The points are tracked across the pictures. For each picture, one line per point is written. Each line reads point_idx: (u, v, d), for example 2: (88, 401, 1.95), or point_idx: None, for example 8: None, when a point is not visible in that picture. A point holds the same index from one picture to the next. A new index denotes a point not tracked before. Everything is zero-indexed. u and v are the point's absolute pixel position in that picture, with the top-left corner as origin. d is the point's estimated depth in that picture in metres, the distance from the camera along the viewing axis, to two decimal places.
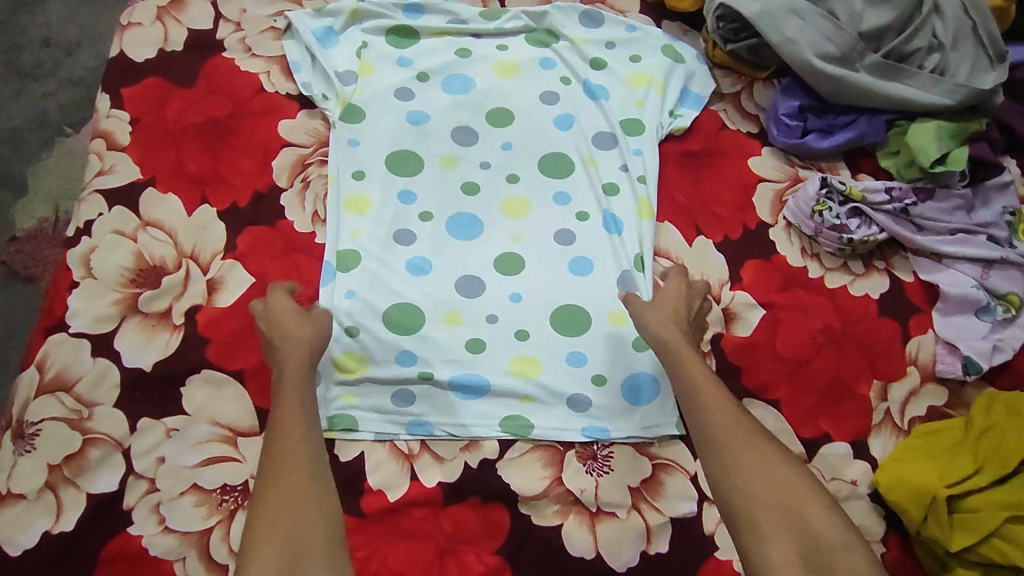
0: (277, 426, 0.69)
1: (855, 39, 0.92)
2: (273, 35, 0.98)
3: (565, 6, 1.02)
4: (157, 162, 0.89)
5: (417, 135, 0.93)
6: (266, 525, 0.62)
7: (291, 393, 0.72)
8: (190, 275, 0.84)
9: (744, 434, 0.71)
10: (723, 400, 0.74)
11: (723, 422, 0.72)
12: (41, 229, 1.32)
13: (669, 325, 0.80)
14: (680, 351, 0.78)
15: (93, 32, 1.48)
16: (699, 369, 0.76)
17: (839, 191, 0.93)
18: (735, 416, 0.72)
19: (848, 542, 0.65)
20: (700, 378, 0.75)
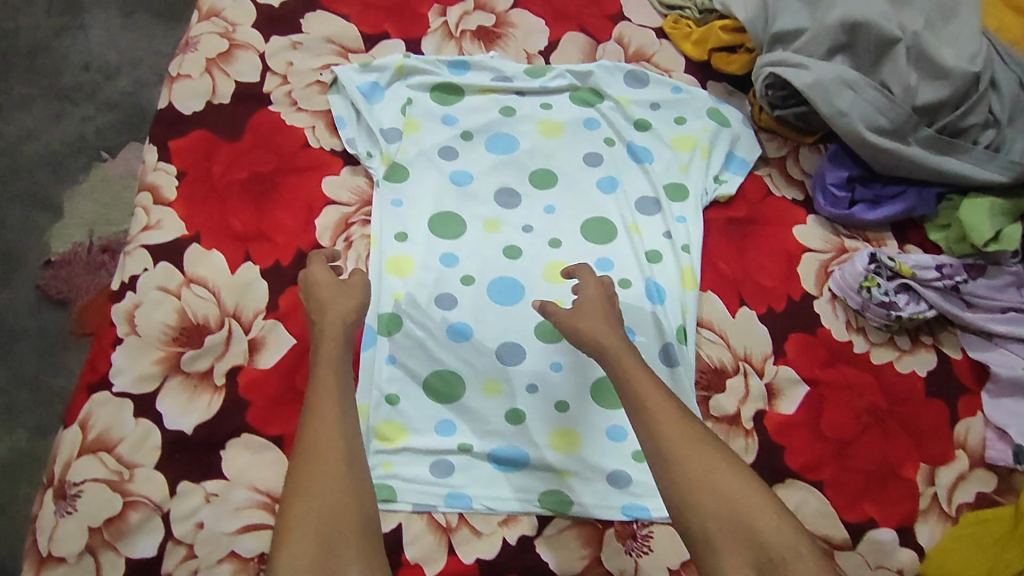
0: (314, 416, 0.68)
1: (910, 114, 0.89)
2: (318, 89, 0.98)
3: (611, 66, 1.02)
4: (201, 218, 0.89)
5: (461, 197, 0.93)
6: (300, 518, 0.62)
7: (329, 378, 0.71)
8: (233, 334, 0.84)
9: (685, 439, 0.66)
10: (665, 403, 0.69)
11: (668, 433, 0.66)
12: (76, 254, 1.30)
13: (606, 327, 0.76)
14: (623, 359, 0.73)
15: (134, 59, 1.50)
16: (640, 371, 0.71)
17: (889, 267, 0.91)
18: (677, 420, 0.67)
19: (797, 548, 0.61)
20: (644, 382, 0.70)
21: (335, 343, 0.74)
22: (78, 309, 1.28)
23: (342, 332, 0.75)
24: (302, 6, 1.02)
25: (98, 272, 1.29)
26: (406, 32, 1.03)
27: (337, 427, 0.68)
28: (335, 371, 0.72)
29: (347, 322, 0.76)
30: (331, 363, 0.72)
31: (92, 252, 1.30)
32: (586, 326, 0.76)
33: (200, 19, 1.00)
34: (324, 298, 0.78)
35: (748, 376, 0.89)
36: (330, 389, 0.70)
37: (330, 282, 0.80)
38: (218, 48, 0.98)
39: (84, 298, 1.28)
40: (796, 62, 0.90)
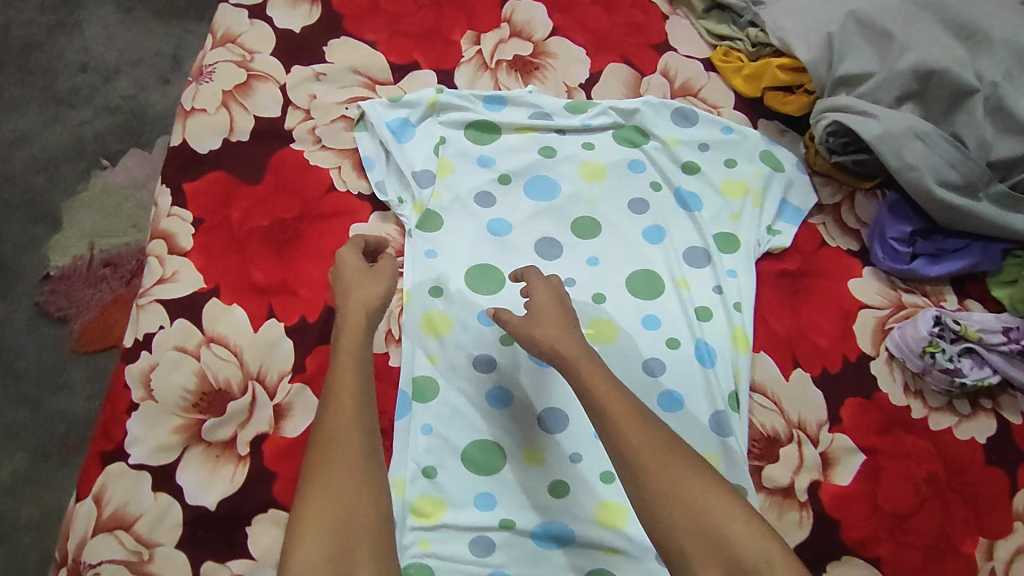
0: (331, 406, 0.63)
1: (984, 169, 0.83)
2: (344, 125, 0.91)
3: (657, 103, 0.95)
4: (221, 270, 0.82)
5: (499, 248, 0.87)
6: (314, 517, 0.58)
7: (350, 365, 0.66)
8: (257, 399, 0.78)
9: (649, 450, 0.61)
10: (630, 410, 0.63)
11: (632, 442, 0.61)
12: (76, 268, 1.22)
13: (560, 328, 0.71)
14: (582, 366, 0.67)
15: (134, 59, 1.41)
16: (600, 374, 0.66)
17: (953, 330, 0.86)
18: (643, 427, 0.62)
19: (771, 558, 0.55)
20: (605, 391, 0.65)
21: (358, 328, 0.69)
22: (79, 327, 1.19)
23: (366, 315, 0.70)
24: (326, 33, 0.95)
25: (101, 287, 1.21)
26: (437, 61, 0.96)
27: (353, 418, 0.63)
28: (357, 357, 0.67)
29: (372, 309, 0.71)
30: (352, 349, 0.67)
31: (93, 266, 1.22)
32: (548, 333, 0.70)
33: (215, 45, 0.93)
34: (350, 282, 0.73)
35: (802, 444, 0.84)
36: (350, 376, 0.66)
37: (358, 267, 0.75)
38: (236, 79, 0.91)
39: (86, 314, 1.19)
40: (864, 109, 0.85)
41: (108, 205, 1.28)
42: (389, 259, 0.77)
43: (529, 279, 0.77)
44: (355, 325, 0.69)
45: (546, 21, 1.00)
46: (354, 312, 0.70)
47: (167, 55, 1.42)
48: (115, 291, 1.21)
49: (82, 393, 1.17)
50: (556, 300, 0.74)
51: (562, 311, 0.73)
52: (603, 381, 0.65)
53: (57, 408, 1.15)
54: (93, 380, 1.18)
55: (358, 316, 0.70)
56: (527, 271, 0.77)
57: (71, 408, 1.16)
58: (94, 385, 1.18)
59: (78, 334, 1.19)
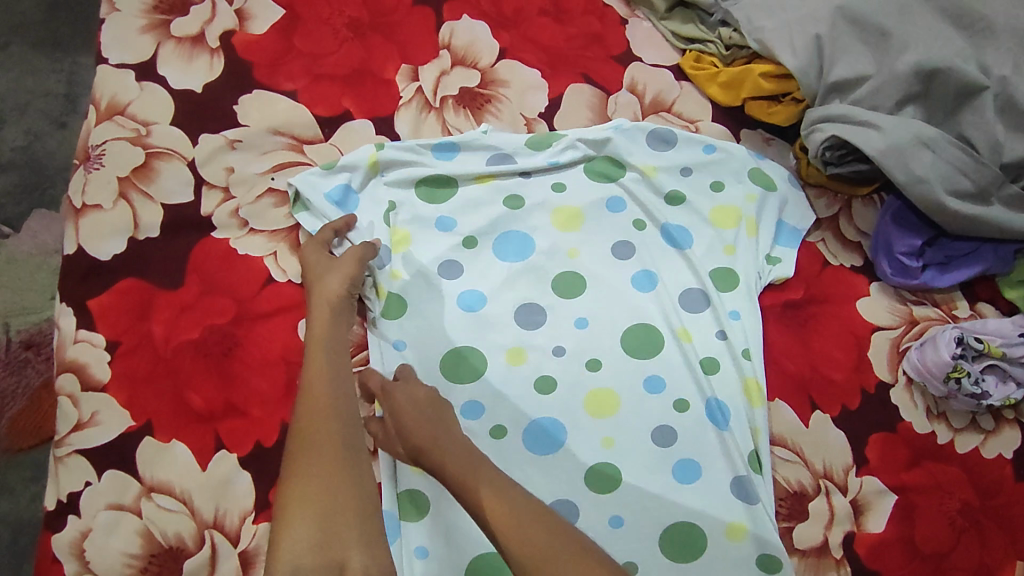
0: (306, 391, 0.63)
1: (996, 173, 0.76)
2: (273, 200, 0.77)
3: (630, 128, 0.85)
4: (150, 401, 0.69)
5: (475, 325, 0.76)
6: (299, 503, 0.57)
7: (320, 352, 0.66)
8: (218, 550, 0.66)
9: (537, 562, 0.55)
10: (513, 519, 0.57)
11: (517, 553, 0.55)
12: None
13: (427, 430, 0.64)
14: (456, 471, 0.61)
15: (18, 104, 1.08)
16: (482, 477, 0.60)
17: (975, 349, 0.79)
18: (530, 532, 0.56)
19: None
20: (486, 495, 0.59)
21: (326, 320, 0.69)
22: (5, 424, 0.89)
23: (332, 306, 0.69)
24: (234, 88, 0.80)
25: (25, 372, 0.92)
26: (370, 106, 0.82)
27: (331, 406, 0.62)
28: (328, 351, 0.67)
29: (337, 300, 0.70)
30: (322, 339, 0.67)
31: (11, 349, 0.93)
32: (416, 436, 0.64)
33: (101, 119, 0.78)
34: (314, 272, 0.72)
35: (830, 494, 0.77)
36: (321, 365, 0.65)
37: (322, 258, 0.73)
38: (132, 161, 0.76)
39: (13, 407, 0.90)
40: (863, 119, 0.76)
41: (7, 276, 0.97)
42: (355, 248, 0.74)
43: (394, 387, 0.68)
44: (321, 318, 0.69)
45: (491, 41, 0.87)
46: (318, 310, 0.69)
47: (59, 96, 1.09)
48: (44, 374, 0.93)
49: (24, 493, 0.89)
50: (422, 402, 0.67)
51: (429, 414, 0.66)
52: (495, 491, 0.59)
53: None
54: (35, 479, 0.90)
55: (324, 312, 0.69)
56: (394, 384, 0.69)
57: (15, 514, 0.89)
58: (37, 484, 0.90)
59: (5, 433, 0.89)
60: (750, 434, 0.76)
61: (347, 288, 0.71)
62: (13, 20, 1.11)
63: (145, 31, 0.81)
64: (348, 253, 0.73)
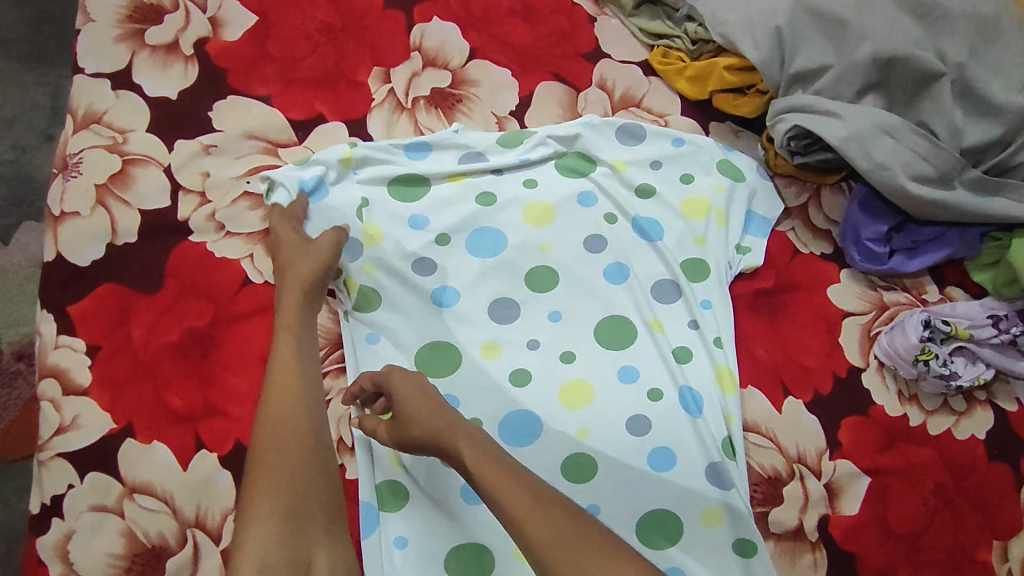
0: (274, 387, 0.66)
1: (958, 158, 0.77)
2: (249, 203, 0.79)
3: (600, 123, 0.86)
4: (131, 403, 0.71)
5: (450, 321, 0.78)
6: (266, 497, 0.60)
7: (290, 341, 0.69)
8: (199, 549, 0.68)
9: (555, 543, 0.56)
10: (529, 501, 0.59)
11: (535, 536, 0.57)
12: None
13: (428, 415, 0.66)
14: (471, 458, 0.62)
15: (4, 118, 1.09)
16: (490, 463, 0.61)
17: (943, 331, 0.81)
18: (547, 515, 0.58)
19: None
20: (500, 481, 0.60)
21: (296, 308, 0.71)
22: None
23: (303, 293, 0.72)
24: (209, 94, 0.82)
25: (16, 385, 0.95)
26: (343, 109, 0.83)
27: (298, 399, 0.65)
28: (298, 336, 0.69)
29: (308, 286, 0.72)
30: (293, 330, 0.69)
31: (2, 361, 0.95)
32: (416, 420, 0.66)
33: (78, 129, 0.79)
34: (287, 258, 0.73)
35: (804, 478, 0.78)
36: (291, 361, 0.67)
37: (296, 241, 0.74)
38: (110, 168, 0.77)
39: (5, 419, 0.93)
40: (824, 108, 0.78)
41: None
42: (331, 232, 0.75)
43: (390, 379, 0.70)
44: (293, 304, 0.71)
45: (461, 42, 0.88)
46: (290, 293, 0.71)
47: (45, 109, 1.11)
48: (34, 387, 0.95)
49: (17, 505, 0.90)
50: (420, 386, 0.68)
51: (429, 397, 0.67)
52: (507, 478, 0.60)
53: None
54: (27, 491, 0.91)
55: (295, 294, 0.71)
56: (392, 373, 0.70)
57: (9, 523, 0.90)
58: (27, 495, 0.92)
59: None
60: (722, 421, 0.78)
61: (318, 272, 0.72)
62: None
63: (120, 40, 0.82)
64: (323, 236, 0.75)
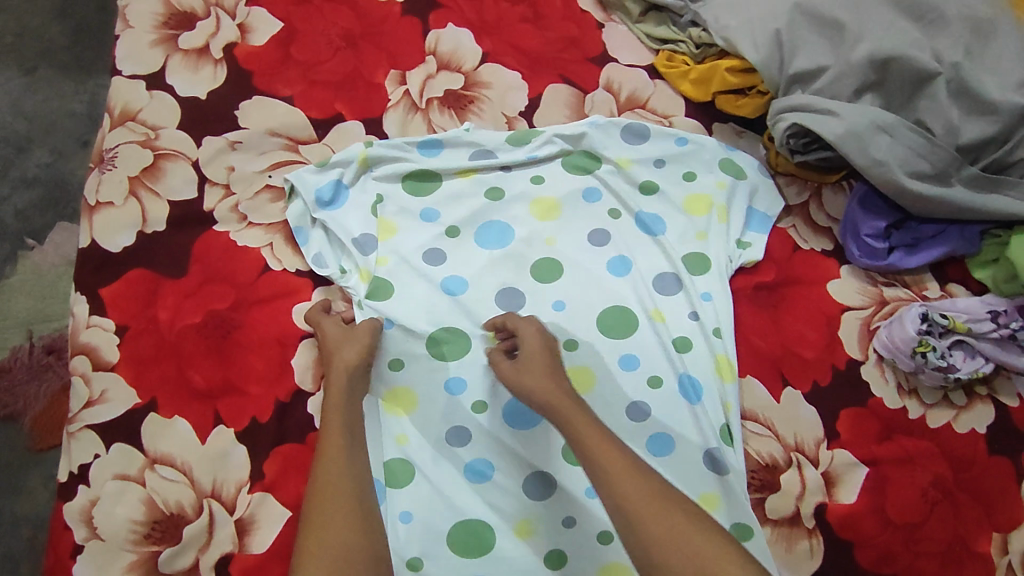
0: (323, 457, 0.68)
1: (953, 155, 0.79)
2: (270, 196, 0.83)
3: (605, 122, 0.90)
4: (156, 379, 0.75)
5: (457, 309, 0.81)
6: (315, 559, 0.62)
7: (338, 412, 0.71)
8: (215, 518, 0.72)
9: (645, 494, 0.63)
10: (623, 461, 0.66)
11: (626, 488, 0.64)
12: (15, 360, 1.01)
13: (551, 382, 0.73)
14: (588, 438, 0.68)
15: (44, 124, 1.16)
16: (591, 428, 0.69)
17: (941, 325, 0.82)
18: (634, 475, 0.65)
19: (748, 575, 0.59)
20: (597, 443, 0.67)
21: (342, 387, 0.73)
22: (28, 423, 0.97)
23: (348, 378, 0.73)
24: (235, 94, 0.87)
25: (46, 376, 1.00)
26: (361, 108, 0.88)
27: (345, 471, 0.67)
28: (344, 422, 0.71)
29: (353, 370, 0.74)
30: (338, 407, 0.71)
31: (35, 354, 1.01)
32: (530, 380, 0.73)
33: (114, 126, 0.84)
34: (332, 343, 0.75)
35: (801, 467, 0.80)
36: (338, 433, 0.70)
37: (340, 330, 0.77)
38: (142, 162, 0.83)
39: (34, 409, 0.98)
40: (822, 107, 0.80)
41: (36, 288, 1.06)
42: (368, 321, 0.78)
43: (515, 326, 0.78)
44: (338, 386, 0.73)
45: (473, 46, 0.93)
46: (336, 379, 0.73)
47: (82, 115, 1.18)
48: (62, 379, 1.00)
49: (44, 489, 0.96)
50: (546, 346, 0.76)
51: (551, 362, 0.75)
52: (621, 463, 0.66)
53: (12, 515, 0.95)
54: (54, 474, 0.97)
55: (340, 378, 0.73)
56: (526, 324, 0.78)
57: (40, 505, 0.96)
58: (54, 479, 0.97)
59: (28, 431, 0.97)
60: (721, 408, 0.80)
61: (362, 358, 0.74)
62: (42, 46, 1.20)
63: (154, 44, 0.88)
64: (361, 325, 0.77)
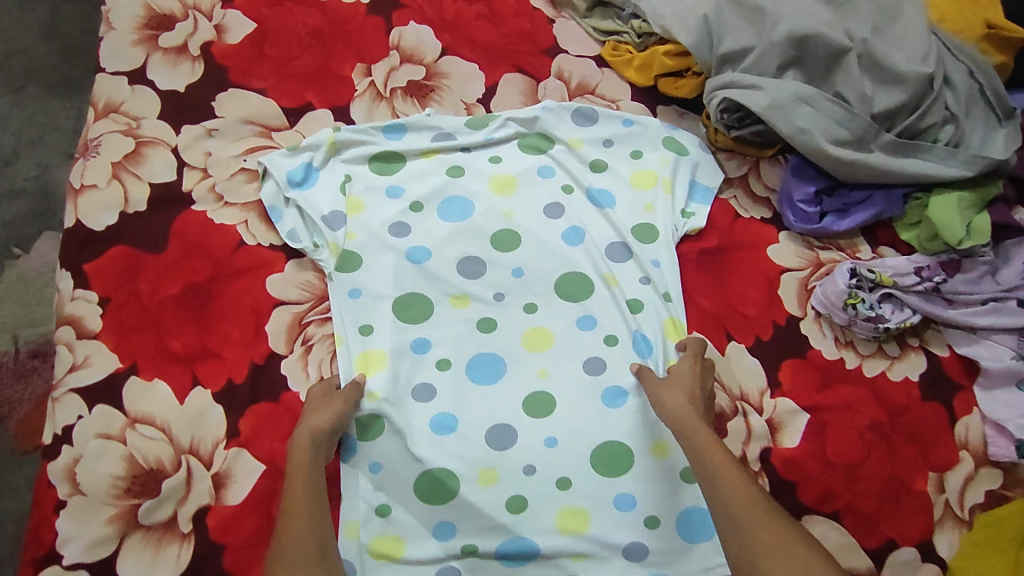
0: (285, 521, 0.67)
1: (870, 122, 0.88)
2: (245, 177, 0.90)
3: (556, 107, 0.97)
4: (137, 346, 0.80)
5: (421, 276, 0.87)
6: None
7: (302, 472, 0.71)
8: (193, 472, 0.76)
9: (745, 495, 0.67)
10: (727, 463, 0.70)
11: (730, 489, 0.68)
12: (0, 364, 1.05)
13: (686, 403, 0.78)
14: (702, 442, 0.73)
15: (31, 138, 1.22)
16: (708, 436, 0.73)
17: (869, 279, 0.90)
18: (738, 480, 0.69)
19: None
20: (708, 447, 0.72)
21: (306, 451, 0.73)
22: (13, 425, 1.02)
23: (314, 441, 0.73)
24: (212, 87, 0.93)
25: (32, 380, 1.04)
26: (330, 98, 0.95)
27: (310, 531, 0.67)
28: (308, 484, 0.70)
29: (321, 434, 0.74)
30: (302, 468, 0.71)
31: (19, 359, 1.05)
32: (668, 397, 0.79)
33: (98, 117, 0.91)
34: (309, 407, 0.77)
35: (747, 414, 0.86)
36: (300, 492, 0.69)
37: (322, 394, 0.78)
38: (124, 148, 0.89)
39: (20, 411, 1.02)
40: (750, 83, 0.88)
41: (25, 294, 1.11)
42: (350, 385, 0.79)
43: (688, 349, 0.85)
44: (302, 452, 0.72)
45: (434, 42, 1.01)
46: (302, 441, 0.73)
47: (69, 131, 1.24)
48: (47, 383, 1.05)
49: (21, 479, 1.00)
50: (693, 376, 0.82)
51: (692, 389, 0.80)
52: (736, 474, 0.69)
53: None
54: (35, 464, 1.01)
55: (305, 441, 0.73)
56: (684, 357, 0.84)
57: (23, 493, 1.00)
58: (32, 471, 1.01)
59: (13, 433, 1.02)
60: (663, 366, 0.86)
61: (335, 422, 0.75)
62: (29, 65, 1.26)
63: (136, 44, 0.95)
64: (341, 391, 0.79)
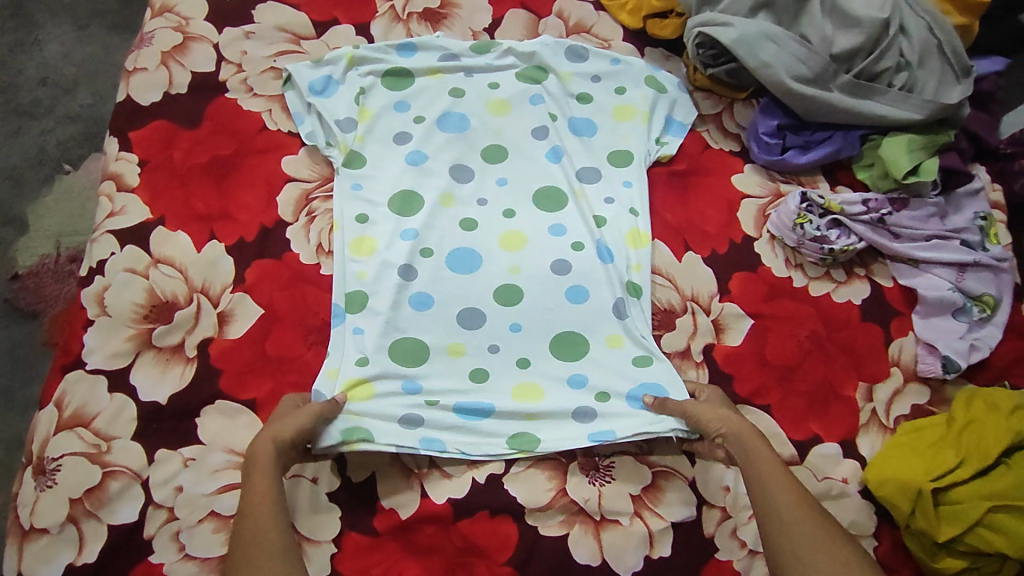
0: (246, 510, 0.74)
1: (828, 61, 1.01)
2: (273, 75, 1.03)
3: (552, 43, 1.09)
4: (166, 202, 0.93)
5: (417, 175, 0.99)
6: None
7: (263, 468, 0.77)
8: (202, 309, 0.88)
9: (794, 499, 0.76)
10: (775, 466, 0.79)
11: (777, 490, 0.77)
12: (42, 266, 1.19)
13: (730, 413, 0.84)
14: (753, 446, 0.81)
15: (90, 64, 1.38)
16: (760, 445, 0.81)
17: (819, 205, 0.99)
18: (790, 485, 0.77)
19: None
20: (758, 449, 0.81)
21: (267, 455, 0.77)
22: (48, 319, 1.17)
23: (275, 446, 0.78)
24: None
25: (68, 282, 1.19)
26: (355, 16, 1.09)
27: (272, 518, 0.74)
28: (271, 481, 0.76)
29: (281, 440, 0.79)
30: (265, 468, 0.77)
31: (60, 262, 1.20)
32: (710, 415, 0.84)
33: (154, 16, 1.05)
34: (277, 414, 0.82)
35: (696, 314, 0.95)
36: (263, 488, 0.75)
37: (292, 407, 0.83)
38: (172, 41, 1.02)
39: (54, 307, 1.17)
40: (723, 21, 1.02)
41: (66, 207, 1.25)
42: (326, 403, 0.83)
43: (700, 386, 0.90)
44: (263, 459, 0.77)
45: None
46: (264, 444, 0.78)
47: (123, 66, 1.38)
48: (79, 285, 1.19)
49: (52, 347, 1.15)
50: (724, 400, 0.88)
51: (729, 408, 0.86)
52: (793, 495, 0.77)
53: (28, 395, 1.14)
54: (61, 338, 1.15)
55: (266, 446, 0.78)
56: (701, 388, 0.90)
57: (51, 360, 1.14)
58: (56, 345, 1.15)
59: (49, 326, 1.17)
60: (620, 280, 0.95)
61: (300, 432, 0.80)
62: (96, 7, 1.42)
63: None
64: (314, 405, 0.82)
